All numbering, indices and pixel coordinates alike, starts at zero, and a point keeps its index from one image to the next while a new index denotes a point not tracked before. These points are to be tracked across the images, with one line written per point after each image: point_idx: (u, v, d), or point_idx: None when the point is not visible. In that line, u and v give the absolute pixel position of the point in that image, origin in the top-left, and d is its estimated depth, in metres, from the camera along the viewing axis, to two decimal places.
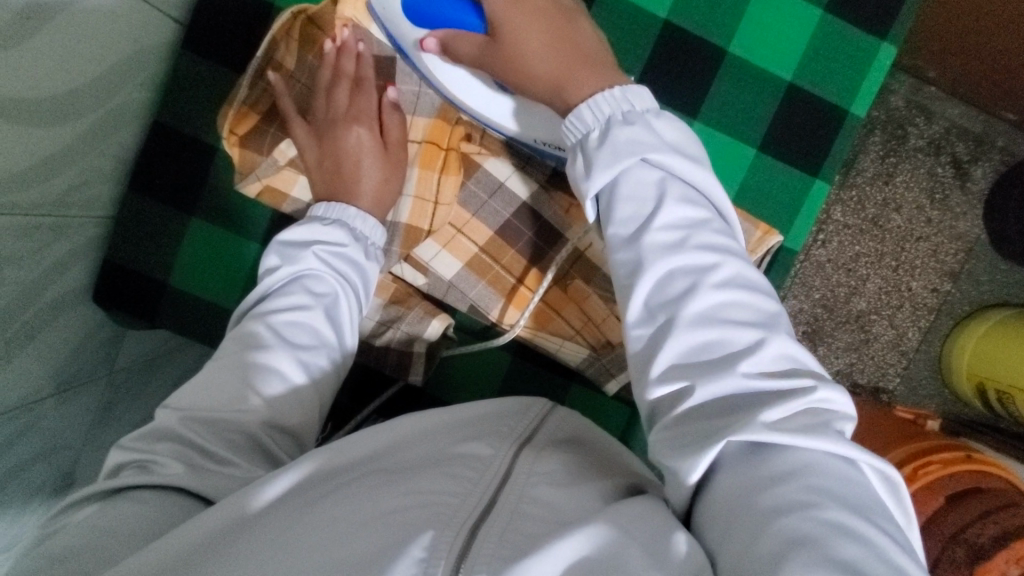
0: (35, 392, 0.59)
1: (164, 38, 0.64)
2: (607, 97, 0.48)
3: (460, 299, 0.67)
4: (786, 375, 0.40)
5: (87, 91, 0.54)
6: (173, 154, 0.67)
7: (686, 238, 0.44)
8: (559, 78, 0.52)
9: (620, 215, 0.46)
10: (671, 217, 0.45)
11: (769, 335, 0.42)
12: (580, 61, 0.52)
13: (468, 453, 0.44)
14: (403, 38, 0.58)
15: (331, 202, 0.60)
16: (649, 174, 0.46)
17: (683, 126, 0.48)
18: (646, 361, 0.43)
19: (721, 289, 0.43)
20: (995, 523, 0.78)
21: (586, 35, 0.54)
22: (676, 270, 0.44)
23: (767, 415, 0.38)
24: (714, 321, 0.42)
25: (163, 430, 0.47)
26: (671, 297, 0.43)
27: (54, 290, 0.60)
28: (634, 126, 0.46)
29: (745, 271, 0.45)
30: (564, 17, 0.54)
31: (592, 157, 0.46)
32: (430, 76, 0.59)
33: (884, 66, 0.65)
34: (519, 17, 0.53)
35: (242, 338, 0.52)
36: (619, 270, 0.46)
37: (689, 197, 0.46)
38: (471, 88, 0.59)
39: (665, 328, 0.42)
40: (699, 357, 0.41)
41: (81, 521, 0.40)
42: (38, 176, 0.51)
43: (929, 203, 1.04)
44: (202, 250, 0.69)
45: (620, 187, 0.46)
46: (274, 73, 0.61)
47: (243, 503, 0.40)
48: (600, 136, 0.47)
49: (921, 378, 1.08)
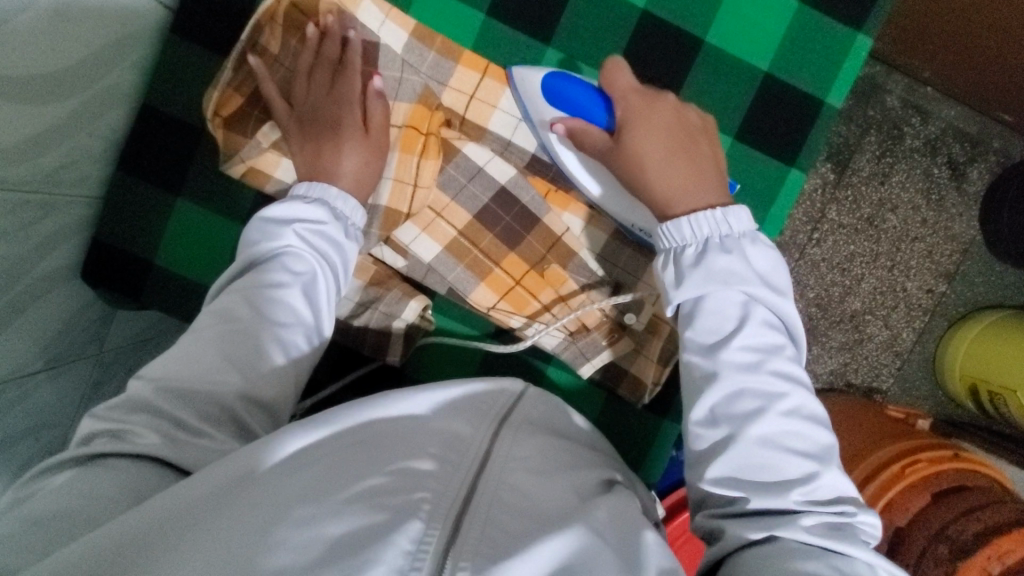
0: (24, 365, 0.60)
1: (153, 22, 0.66)
2: (707, 217, 0.55)
3: (440, 282, 0.69)
4: (834, 501, 0.48)
5: (77, 72, 0.56)
6: (162, 136, 0.69)
7: (761, 361, 0.51)
8: (665, 189, 0.58)
9: (702, 327, 0.53)
10: (750, 340, 0.52)
11: (824, 468, 0.48)
12: (694, 176, 0.58)
13: (443, 429, 0.46)
14: (540, 114, 0.62)
15: (313, 181, 0.61)
16: (733, 296, 0.53)
17: (773, 256, 0.55)
18: (706, 460, 0.50)
19: (786, 417, 0.49)
20: (979, 520, 0.75)
21: (706, 150, 0.60)
22: (747, 390, 0.50)
23: (808, 520, 0.45)
24: (774, 442, 0.49)
25: (139, 402, 0.48)
26: (739, 412, 0.50)
27: (42, 266, 0.62)
28: (730, 255, 0.54)
29: (811, 403, 0.51)
30: (694, 132, 0.60)
31: (684, 273, 0.54)
32: (553, 153, 0.64)
33: (861, 58, 0.67)
34: (650, 125, 0.59)
35: (220, 313, 0.53)
36: (692, 374, 0.53)
37: (770, 325, 0.53)
38: (579, 169, 0.63)
39: (728, 438, 0.49)
40: (756, 476, 0.48)
41: (54, 488, 0.41)
42: (25, 153, 0.53)
43: (925, 204, 1.03)
44: (189, 231, 0.71)
45: (704, 303, 0.53)
46: (254, 57, 0.61)
47: (255, 461, 0.41)
48: (694, 255, 0.54)
49: (914, 379, 1.07)
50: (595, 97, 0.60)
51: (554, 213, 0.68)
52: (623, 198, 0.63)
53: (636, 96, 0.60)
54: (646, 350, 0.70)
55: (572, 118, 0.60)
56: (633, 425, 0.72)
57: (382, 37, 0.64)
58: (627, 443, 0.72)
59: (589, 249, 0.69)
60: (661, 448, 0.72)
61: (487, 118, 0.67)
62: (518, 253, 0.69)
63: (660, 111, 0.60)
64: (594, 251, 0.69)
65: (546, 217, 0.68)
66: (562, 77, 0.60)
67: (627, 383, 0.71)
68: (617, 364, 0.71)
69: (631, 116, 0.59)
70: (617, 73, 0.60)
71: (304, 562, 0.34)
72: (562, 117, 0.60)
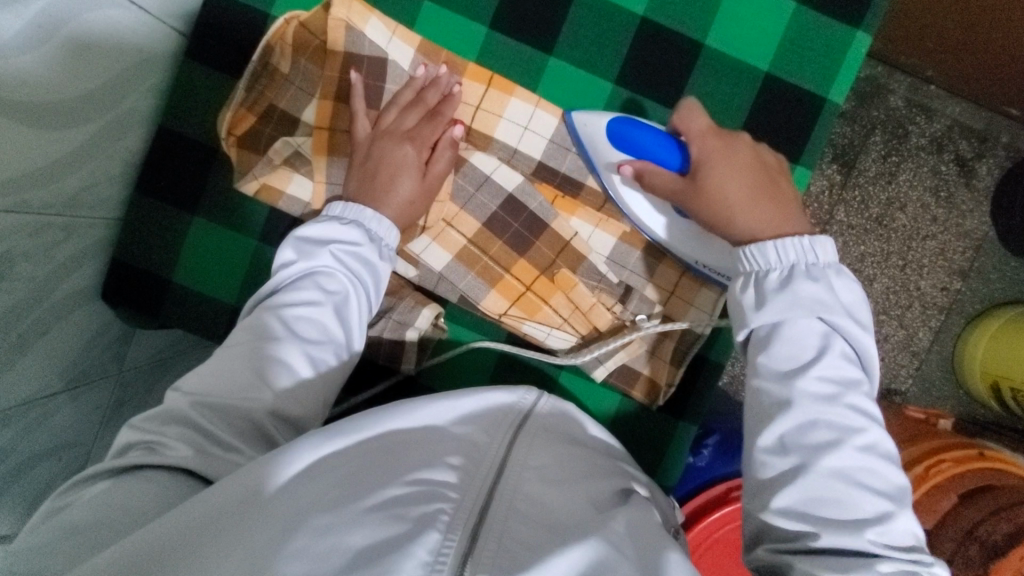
0: (46, 387, 0.61)
1: (168, 48, 0.68)
2: (795, 244, 0.54)
3: (451, 290, 0.70)
4: (909, 548, 0.46)
5: (96, 98, 0.58)
6: (178, 158, 0.71)
7: (839, 394, 0.50)
8: (742, 225, 0.58)
9: (779, 352, 0.52)
10: (831, 370, 0.51)
11: (898, 510, 0.47)
12: (778, 214, 0.58)
13: (459, 436, 0.47)
14: (605, 158, 0.64)
15: (348, 202, 0.63)
16: (814, 325, 0.52)
17: (858, 290, 0.54)
18: (774, 488, 0.48)
19: (862, 454, 0.48)
20: (1009, 520, 0.72)
21: (788, 193, 0.60)
22: (822, 421, 0.49)
23: (884, 566, 0.44)
24: (851, 478, 0.47)
25: (174, 413, 0.49)
26: (813, 443, 0.48)
27: (64, 288, 0.63)
28: (817, 284, 0.53)
29: (886, 441, 0.50)
30: (774, 172, 0.61)
31: (767, 296, 0.53)
32: (616, 194, 0.66)
33: (860, 54, 0.67)
34: (727, 166, 0.59)
35: (253, 329, 0.54)
36: (765, 400, 0.52)
37: (851, 357, 0.52)
38: (645, 208, 0.65)
39: (799, 468, 0.48)
40: (826, 511, 0.46)
41: (91, 498, 0.42)
42: (49, 178, 0.55)
43: (934, 202, 1.03)
44: (205, 249, 0.73)
45: (782, 329, 0.52)
46: (355, 75, 0.65)
47: (261, 480, 0.41)
48: (779, 279, 0.54)
49: (934, 378, 1.05)
50: (666, 141, 0.61)
51: (562, 217, 0.70)
52: (691, 234, 0.64)
53: (710, 137, 0.60)
54: (658, 351, 0.71)
55: (639, 160, 0.61)
56: (649, 428, 0.72)
57: (392, 54, 0.67)
58: (645, 449, 0.72)
59: (598, 253, 0.70)
60: (678, 451, 0.71)
61: (493, 127, 0.68)
62: (528, 259, 0.70)
63: (737, 152, 0.60)
64: (603, 255, 0.70)
65: (555, 222, 0.70)
66: (631, 121, 0.61)
67: (641, 385, 0.71)
68: (629, 367, 0.71)
69: (702, 155, 0.59)
70: (690, 116, 0.61)
71: (326, 571, 0.34)
72: (629, 160, 0.62)
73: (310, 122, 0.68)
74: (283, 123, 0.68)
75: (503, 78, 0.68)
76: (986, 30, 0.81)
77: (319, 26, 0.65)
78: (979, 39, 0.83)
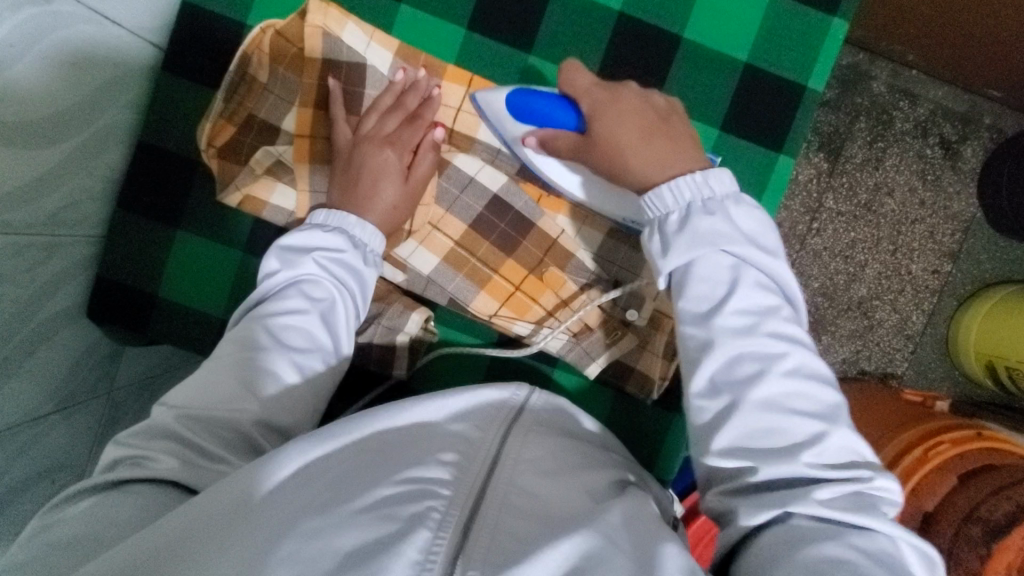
0: (35, 409, 0.60)
1: (144, 62, 0.68)
2: (689, 181, 0.54)
3: (440, 293, 0.70)
4: (849, 465, 0.46)
5: (73, 114, 0.58)
6: (160, 171, 0.71)
7: (756, 325, 0.49)
8: (642, 165, 0.57)
9: (691, 293, 0.51)
10: (741, 303, 0.50)
11: (831, 428, 0.46)
12: (675, 152, 0.57)
13: (452, 433, 0.46)
14: (509, 131, 0.63)
15: (332, 210, 0.62)
16: (720, 259, 0.51)
17: (759, 213, 0.53)
18: (710, 431, 0.48)
19: (787, 379, 0.48)
20: (1010, 499, 0.71)
21: (680, 129, 0.59)
22: (744, 355, 0.49)
23: (822, 492, 0.43)
24: (779, 405, 0.47)
25: (160, 428, 0.48)
26: (738, 380, 0.48)
27: (49, 308, 0.62)
28: (715, 216, 0.52)
29: (813, 361, 0.49)
30: (664, 113, 0.60)
31: (672, 240, 0.52)
32: (528, 163, 0.64)
33: (838, 41, 0.68)
34: (618, 115, 0.58)
35: (238, 340, 0.54)
36: (688, 343, 0.51)
37: (761, 284, 0.51)
38: (559, 171, 0.63)
39: (729, 407, 0.47)
40: (764, 442, 0.46)
41: (77, 514, 0.42)
42: (29, 197, 0.54)
43: (921, 185, 1.03)
44: (190, 262, 0.72)
45: (694, 269, 0.51)
46: (333, 81, 0.65)
47: (249, 488, 0.40)
48: (681, 219, 0.53)
49: (930, 361, 1.05)
50: (557, 103, 0.60)
51: (548, 216, 0.70)
52: (604, 190, 0.63)
53: (598, 89, 0.59)
54: (650, 345, 0.71)
55: (541, 128, 0.61)
56: (645, 423, 0.72)
57: (370, 60, 0.67)
58: (643, 444, 0.72)
59: (586, 250, 0.70)
60: (676, 445, 0.72)
61: (475, 129, 0.69)
62: (515, 258, 0.70)
63: (625, 96, 0.59)
64: (591, 251, 0.70)
65: (541, 220, 0.70)
66: (525, 92, 0.61)
67: (635, 379, 0.71)
68: (623, 362, 0.71)
69: (592, 105, 0.59)
70: (573, 74, 0.60)
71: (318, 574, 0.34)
72: (532, 130, 0.62)
73: (291, 130, 0.68)
74: (263, 131, 0.68)
75: (483, 78, 0.68)
76: (965, 21, 0.82)
77: (296, 33, 0.66)
78: (960, 29, 0.84)
